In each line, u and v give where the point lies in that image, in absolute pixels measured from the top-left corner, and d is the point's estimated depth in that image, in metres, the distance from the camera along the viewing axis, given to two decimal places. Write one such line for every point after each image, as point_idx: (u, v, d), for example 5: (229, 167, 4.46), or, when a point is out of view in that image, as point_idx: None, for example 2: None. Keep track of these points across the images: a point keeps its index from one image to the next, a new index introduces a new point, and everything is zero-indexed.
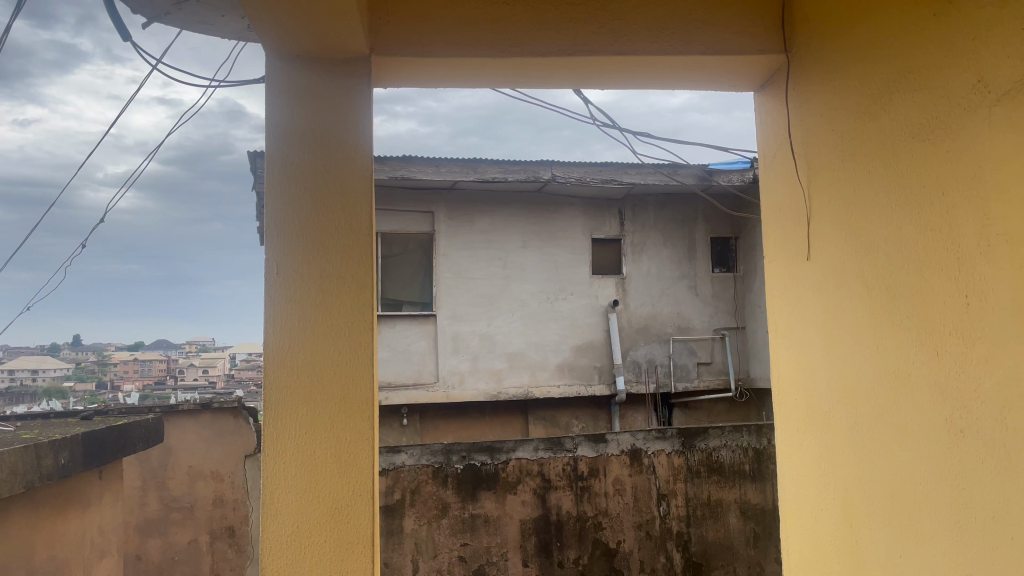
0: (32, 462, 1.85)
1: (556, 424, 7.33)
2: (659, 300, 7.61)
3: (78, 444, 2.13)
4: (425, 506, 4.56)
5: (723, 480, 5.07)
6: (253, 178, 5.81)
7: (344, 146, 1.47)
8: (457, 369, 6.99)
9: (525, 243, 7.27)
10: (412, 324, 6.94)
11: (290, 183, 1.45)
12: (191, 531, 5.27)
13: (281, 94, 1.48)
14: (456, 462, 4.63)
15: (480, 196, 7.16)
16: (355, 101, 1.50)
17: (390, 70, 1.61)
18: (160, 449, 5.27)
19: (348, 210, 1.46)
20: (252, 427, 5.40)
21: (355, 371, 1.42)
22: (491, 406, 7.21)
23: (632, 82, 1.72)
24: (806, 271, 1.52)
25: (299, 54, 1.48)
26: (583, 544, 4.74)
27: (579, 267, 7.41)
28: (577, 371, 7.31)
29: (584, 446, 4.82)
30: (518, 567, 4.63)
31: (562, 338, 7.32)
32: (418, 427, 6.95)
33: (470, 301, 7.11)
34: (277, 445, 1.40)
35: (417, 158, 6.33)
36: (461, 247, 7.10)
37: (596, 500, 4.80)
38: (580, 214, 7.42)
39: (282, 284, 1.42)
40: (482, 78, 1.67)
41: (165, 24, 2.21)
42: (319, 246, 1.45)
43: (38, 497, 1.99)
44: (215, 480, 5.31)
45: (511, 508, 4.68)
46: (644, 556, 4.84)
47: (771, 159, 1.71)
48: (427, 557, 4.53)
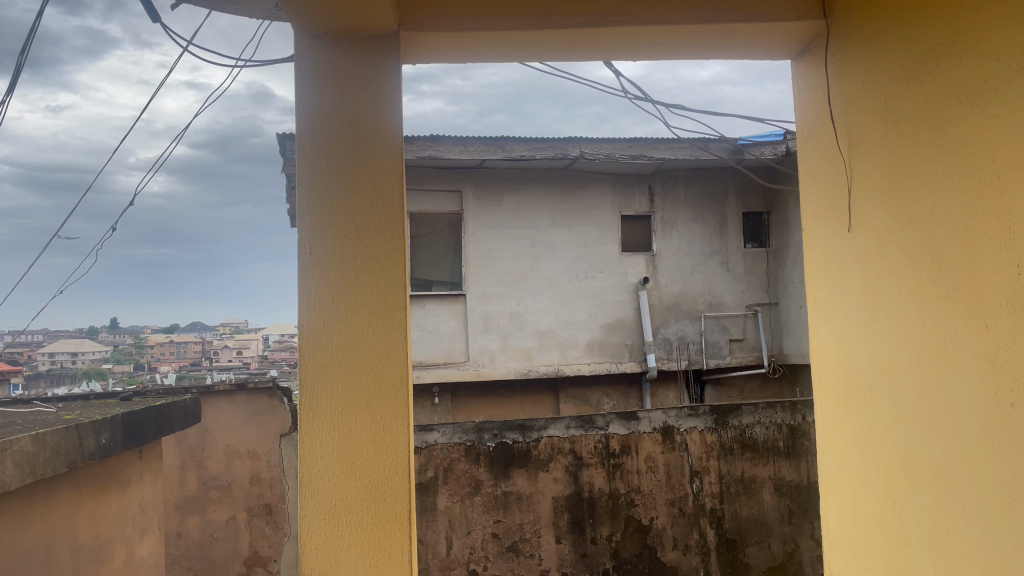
0: (74, 443, 1.88)
1: (587, 402, 7.32)
2: (690, 277, 7.54)
3: (118, 424, 2.16)
4: (458, 484, 4.61)
5: (757, 457, 5.02)
6: (283, 161, 5.83)
7: (374, 123, 1.46)
8: (487, 348, 7.01)
9: (554, 221, 7.24)
10: (442, 303, 6.96)
11: (320, 160, 1.45)
12: (228, 510, 5.37)
13: (310, 73, 1.47)
14: (487, 441, 4.66)
15: (508, 174, 7.13)
16: (384, 77, 1.48)
17: (417, 46, 1.59)
18: (197, 429, 5.36)
19: (379, 188, 1.45)
20: (286, 407, 5.47)
21: (389, 350, 1.42)
22: (521, 385, 7.22)
23: (665, 53, 1.69)
24: (848, 243, 1.49)
25: (326, 32, 1.47)
26: (616, 520, 4.75)
27: (609, 244, 7.35)
28: (607, 349, 7.29)
29: (615, 424, 4.81)
30: (551, 543, 4.66)
31: (592, 316, 7.29)
32: (449, 406, 7.01)
33: (499, 280, 7.11)
34: (313, 424, 1.40)
35: (444, 137, 6.32)
36: (490, 226, 7.09)
37: (628, 477, 4.80)
38: (610, 190, 7.35)
39: (314, 263, 1.42)
40: (510, 52, 1.65)
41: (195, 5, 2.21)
42: (350, 225, 1.44)
43: (80, 477, 2.03)
44: (252, 459, 5.40)
45: (543, 485, 4.69)
46: (677, 533, 4.83)
47: (810, 128, 1.67)
48: (461, 534, 4.58)
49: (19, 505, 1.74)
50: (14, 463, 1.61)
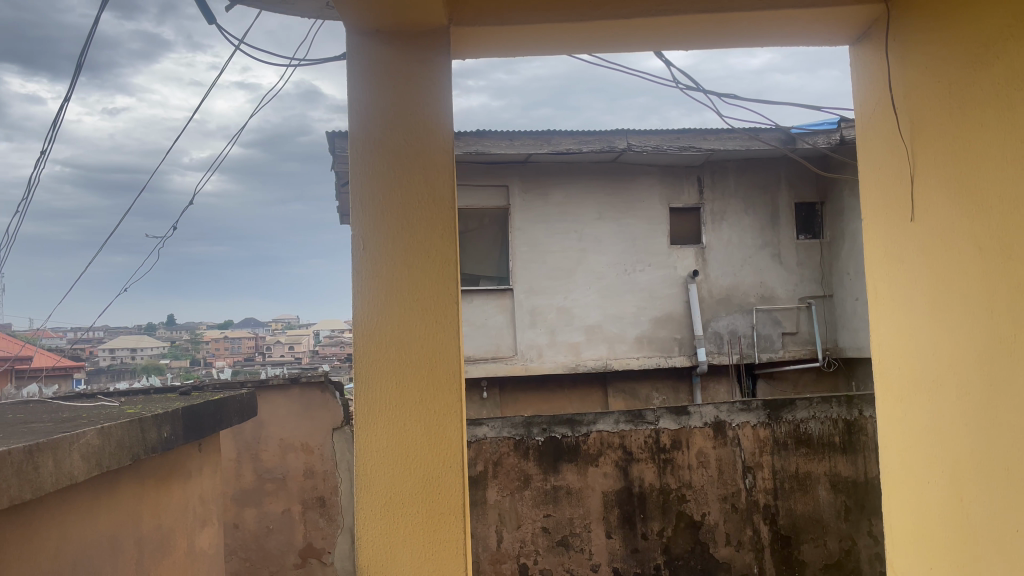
0: (137, 436, 1.93)
1: (636, 396, 7.26)
2: (741, 270, 7.42)
3: (179, 418, 2.22)
4: (507, 478, 4.63)
5: (811, 452, 4.91)
6: (332, 158, 5.90)
7: (424, 120, 1.47)
8: (535, 342, 7.01)
9: (601, 215, 7.21)
10: (489, 298, 6.97)
11: (372, 157, 1.46)
12: (283, 502, 5.47)
13: (361, 72, 1.48)
14: (537, 435, 4.67)
15: (555, 168, 7.11)
16: (435, 74, 1.49)
17: (467, 41, 1.60)
18: (253, 423, 5.48)
19: (431, 184, 1.46)
20: (338, 401, 5.56)
21: (442, 345, 1.43)
22: (569, 379, 7.20)
23: (717, 42, 1.66)
24: (910, 233, 1.44)
25: (377, 30, 1.48)
26: (667, 516, 4.72)
27: (658, 237, 7.28)
28: (656, 343, 7.22)
29: (665, 419, 4.76)
30: (601, 538, 4.65)
31: (640, 309, 7.23)
32: (497, 400, 7.03)
33: (547, 274, 7.11)
34: (368, 418, 1.42)
35: (490, 132, 6.34)
36: (537, 220, 7.09)
37: (679, 473, 4.76)
38: (658, 182, 7.28)
39: (367, 260, 1.44)
40: (560, 45, 1.64)
41: (247, 6, 2.25)
42: (402, 221, 1.45)
43: (143, 469, 2.08)
44: (305, 452, 5.49)
45: (593, 480, 4.68)
46: (730, 529, 4.77)
47: (869, 115, 1.62)
48: (511, 527, 4.60)
49: (87, 497, 1.80)
50: (81, 456, 1.65)
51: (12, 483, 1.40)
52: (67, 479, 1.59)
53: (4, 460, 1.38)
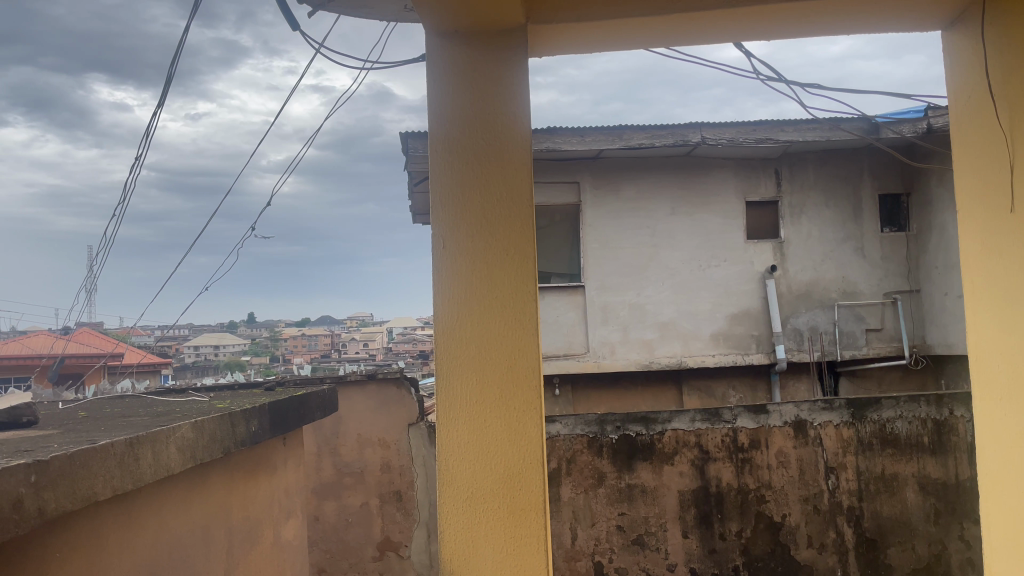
0: (228, 431, 2.00)
1: (712, 394, 7.13)
2: (821, 265, 7.21)
3: (265, 413, 2.29)
4: (581, 475, 4.62)
5: (898, 453, 4.73)
6: (405, 158, 5.98)
7: (502, 120, 1.48)
8: (608, 339, 6.97)
9: (675, 210, 7.11)
10: (561, 295, 6.96)
11: (451, 157, 1.48)
12: (362, 495, 5.60)
13: (440, 74, 1.50)
14: (610, 433, 4.63)
15: (627, 163, 7.06)
16: (513, 73, 1.49)
17: (545, 39, 1.61)
18: (331, 418, 5.63)
19: (510, 181, 1.46)
20: (413, 397, 5.66)
21: (521, 341, 1.44)
22: (643, 377, 7.12)
23: (797, 32, 1.63)
24: (1010, 225, 1.38)
25: (456, 31, 1.50)
26: (745, 516, 4.63)
27: (734, 232, 7.13)
28: (733, 339, 7.08)
29: (743, 417, 4.66)
30: (677, 537, 4.59)
31: (716, 306, 7.10)
32: (570, 397, 7.02)
33: (619, 271, 7.05)
34: (449, 414, 1.44)
35: (561, 129, 6.34)
36: (609, 217, 7.04)
37: (758, 472, 4.65)
38: (734, 176, 7.14)
39: (447, 259, 1.45)
40: (636, 39, 1.63)
41: (328, 11, 2.32)
42: (482, 220, 1.46)
43: (233, 461, 2.16)
44: (382, 447, 5.60)
45: (668, 479, 4.62)
46: (812, 531, 4.65)
47: (962, 100, 1.55)
48: (585, 525, 4.59)
49: (182, 487, 1.88)
50: (177, 448, 1.72)
51: (116, 474, 1.47)
52: (165, 471, 1.66)
53: (108, 452, 1.45)
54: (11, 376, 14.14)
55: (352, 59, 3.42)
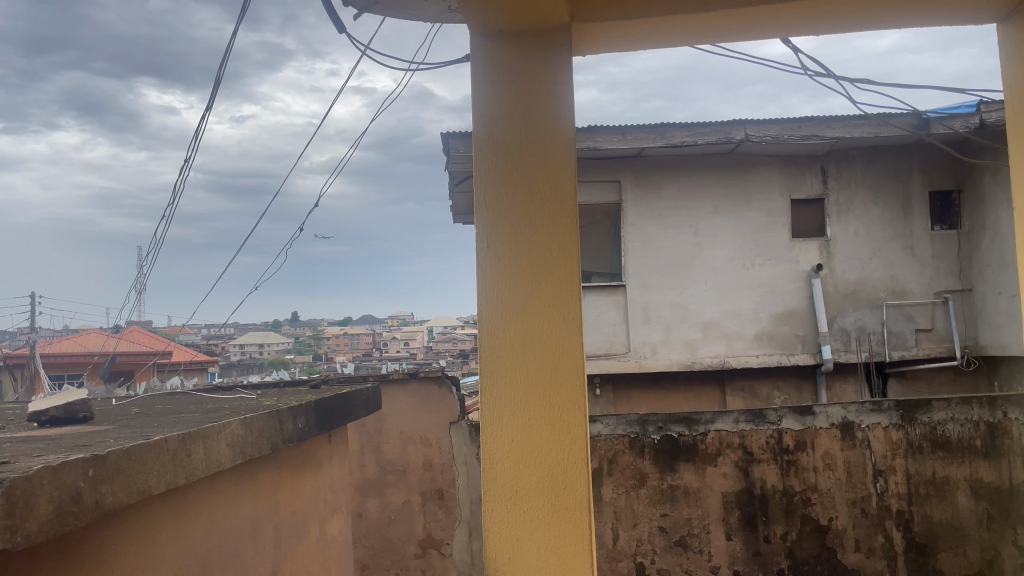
0: (275, 427, 2.04)
1: (756, 395, 7.03)
2: (869, 264, 7.07)
3: (312, 410, 2.32)
4: (623, 475, 4.59)
5: (949, 456, 4.62)
6: (446, 158, 6.01)
7: (546, 118, 1.48)
8: (649, 339, 6.93)
9: (718, 208, 7.03)
10: (602, 295, 6.94)
11: (496, 156, 1.48)
12: (404, 493, 5.65)
13: (484, 74, 1.51)
14: (653, 433, 4.60)
15: (669, 161, 7.00)
16: (556, 72, 1.49)
17: (589, 38, 1.62)
18: (374, 416, 5.69)
19: (554, 180, 1.46)
20: (455, 396, 5.69)
21: (565, 341, 1.43)
22: (685, 377, 7.06)
23: (845, 25, 1.62)
24: None
25: (500, 31, 1.50)
26: (791, 519, 4.56)
27: (778, 230, 7.03)
28: (778, 339, 6.97)
29: (789, 418, 4.59)
30: (721, 539, 4.55)
31: (760, 305, 7.01)
32: (611, 397, 6.98)
33: (661, 270, 7.00)
34: (493, 413, 1.45)
35: (602, 128, 6.33)
36: (650, 215, 7.00)
37: (804, 475, 4.58)
38: (779, 173, 7.03)
39: (491, 258, 1.46)
40: (681, 36, 1.64)
41: (374, 13, 2.36)
42: (526, 218, 1.46)
43: (281, 458, 2.20)
44: (424, 445, 5.65)
45: (711, 480, 4.57)
46: (859, 534, 4.57)
47: (1017, 94, 1.51)
48: (627, 526, 4.57)
49: (232, 481, 1.91)
50: (228, 444, 1.76)
51: (170, 468, 1.51)
52: (216, 466, 1.70)
53: (161, 447, 1.49)
54: (65, 373, 14.59)
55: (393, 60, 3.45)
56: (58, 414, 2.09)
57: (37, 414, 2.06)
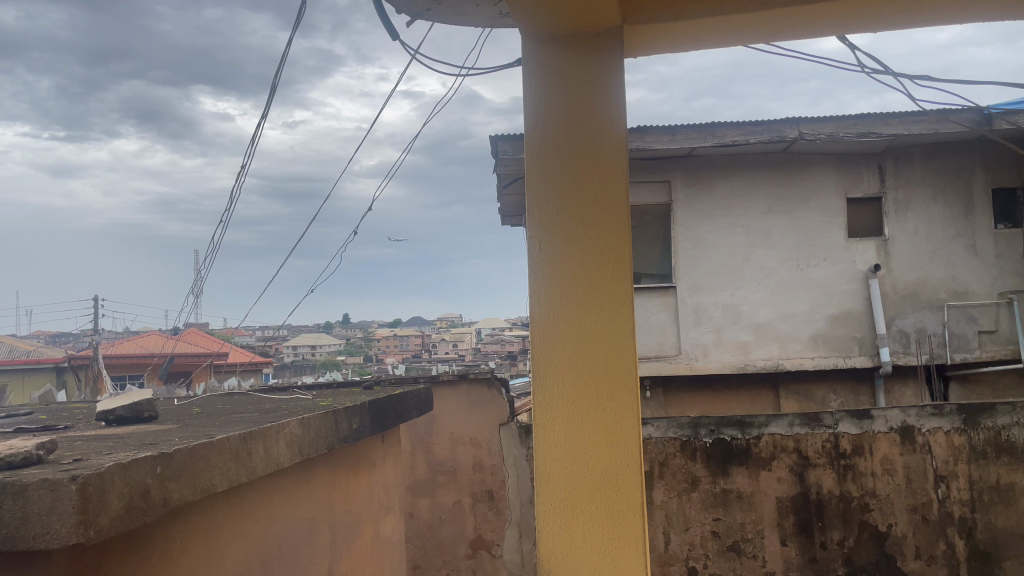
0: (331, 427, 2.08)
1: (811, 398, 6.88)
2: (929, 264, 6.88)
3: (366, 411, 2.36)
4: (674, 479, 4.55)
5: (1015, 462, 4.46)
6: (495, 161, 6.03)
7: (598, 121, 1.48)
8: (700, 341, 6.85)
9: (771, 208, 6.91)
10: (652, 296, 6.89)
11: (547, 158, 1.49)
12: (454, 494, 5.69)
13: (535, 78, 1.52)
14: (704, 436, 4.54)
15: (720, 161, 6.92)
16: (608, 74, 1.49)
17: (640, 40, 1.62)
18: (425, 417, 5.74)
19: (605, 181, 1.46)
20: (505, 398, 5.72)
21: (617, 343, 1.43)
22: (737, 380, 6.95)
23: (904, 20, 1.60)
24: None
25: (552, 35, 1.51)
26: (848, 525, 4.46)
27: (834, 230, 6.88)
28: (834, 341, 6.83)
29: (845, 422, 4.50)
30: (776, 545, 4.47)
31: (815, 307, 6.87)
32: (661, 400, 6.88)
33: (713, 271, 6.92)
34: (546, 415, 1.46)
35: (652, 128, 6.29)
36: (701, 215, 6.92)
37: (862, 480, 4.48)
38: (834, 172, 6.89)
39: (543, 260, 1.47)
40: (736, 36, 1.63)
41: (425, 20, 2.38)
42: (577, 220, 1.47)
43: (337, 458, 2.25)
44: (474, 446, 5.68)
45: (766, 485, 4.50)
46: (919, 541, 4.45)
47: None
48: (679, 530, 4.53)
49: (290, 480, 1.96)
50: (287, 443, 1.80)
51: (232, 467, 1.55)
52: (276, 465, 1.74)
53: (224, 446, 1.53)
54: (126, 373, 15.08)
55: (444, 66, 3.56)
56: (124, 414, 2.17)
57: (105, 413, 2.15)
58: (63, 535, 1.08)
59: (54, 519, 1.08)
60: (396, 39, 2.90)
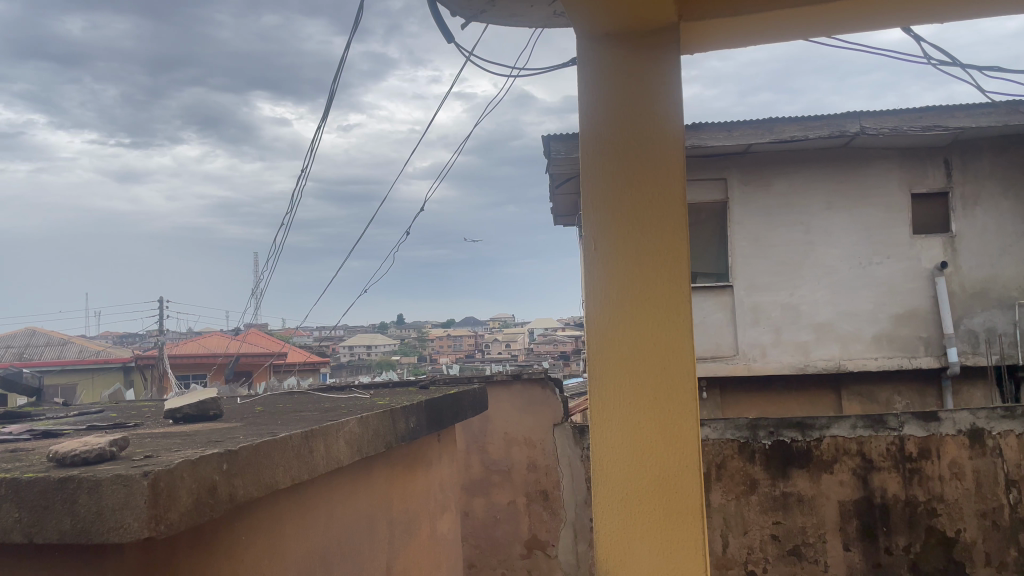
0: (389, 426, 2.10)
1: (874, 400, 6.70)
2: (999, 261, 6.61)
3: (422, 410, 2.39)
4: (732, 481, 4.48)
5: None
6: (548, 161, 6.02)
7: (655, 120, 1.47)
8: (758, 341, 6.72)
9: (831, 205, 6.75)
10: (708, 295, 6.79)
11: (603, 158, 1.48)
12: (509, 493, 5.70)
13: (591, 78, 1.51)
14: (763, 438, 4.46)
15: (777, 157, 6.79)
16: (665, 72, 1.48)
17: (696, 37, 1.60)
18: (480, 417, 5.77)
19: (661, 180, 1.45)
20: (559, 398, 5.70)
21: (673, 344, 1.42)
22: (797, 381, 6.81)
23: (974, 7, 1.55)
24: None
25: (607, 33, 1.51)
26: (914, 530, 4.33)
27: (897, 226, 6.69)
28: (898, 341, 6.63)
29: (911, 425, 4.36)
30: (838, 550, 4.36)
31: (878, 306, 6.69)
32: (718, 401, 6.79)
33: (771, 269, 6.78)
34: (602, 414, 1.45)
35: (708, 125, 6.20)
36: (759, 213, 6.80)
37: (928, 484, 4.34)
38: (897, 167, 6.70)
39: (598, 260, 1.47)
40: (793, 31, 1.61)
41: (480, 22, 2.40)
42: (633, 219, 1.46)
43: (394, 456, 2.27)
44: (529, 446, 5.69)
45: (827, 488, 4.40)
46: (991, 548, 4.29)
47: None
48: (737, 533, 4.46)
49: (349, 479, 1.99)
50: (346, 442, 1.83)
51: (294, 463, 1.58)
52: (336, 463, 1.77)
53: (287, 444, 1.56)
54: (190, 373, 15.52)
55: (496, 65, 3.60)
56: (191, 412, 2.23)
57: (173, 410, 2.22)
58: (134, 530, 1.11)
59: (127, 514, 1.12)
60: (452, 42, 2.93)
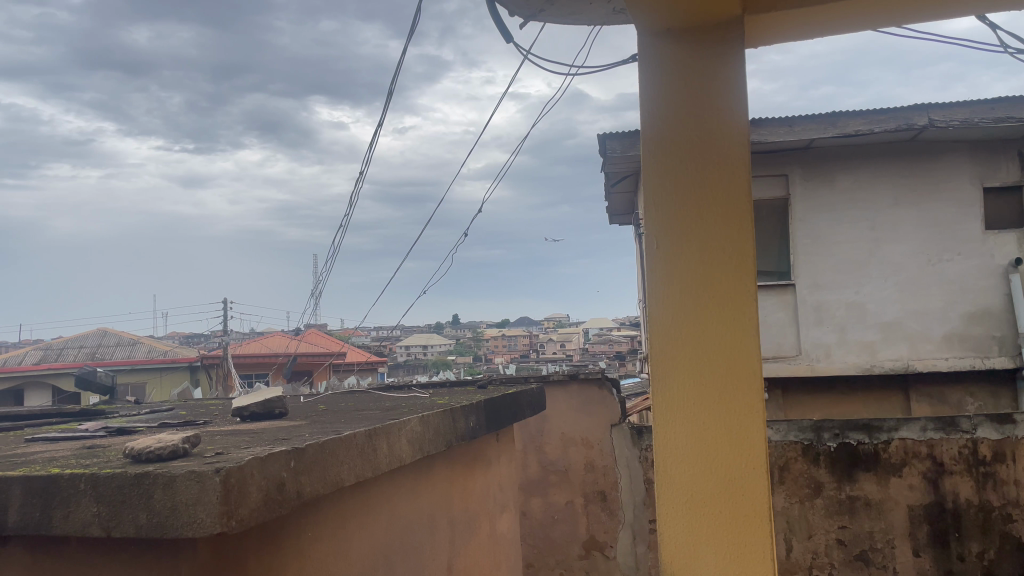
0: (449, 425, 2.12)
1: (944, 402, 6.47)
2: None
3: (481, 409, 2.39)
4: (796, 484, 4.36)
5: None
6: (604, 159, 5.97)
7: (720, 115, 1.44)
8: (822, 341, 6.56)
9: (897, 200, 6.56)
10: (769, 294, 6.65)
11: (665, 155, 1.47)
12: (567, 493, 5.68)
13: (653, 74, 1.49)
14: (828, 440, 4.32)
15: (841, 152, 6.61)
16: (730, 68, 1.45)
17: (762, 29, 1.57)
18: (537, 417, 5.77)
19: (726, 177, 1.42)
20: (616, 398, 5.66)
21: (739, 343, 1.39)
22: (863, 382, 6.62)
23: None
24: None
25: (670, 29, 1.49)
26: (988, 536, 4.19)
27: (968, 222, 6.47)
28: (970, 341, 6.41)
29: (985, 427, 4.21)
30: (908, 556, 4.25)
31: (949, 304, 6.47)
32: (780, 402, 6.65)
33: (835, 267, 6.61)
34: (666, 415, 1.43)
35: (768, 120, 6.07)
36: (821, 210, 6.63)
37: (1003, 489, 4.18)
38: (969, 160, 6.47)
39: (661, 258, 1.45)
40: (864, 21, 1.56)
41: (539, 20, 2.38)
42: (697, 215, 1.43)
43: (454, 456, 2.29)
44: (586, 446, 5.66)
45: (896, 492, 4.27)
46: None
47: None
48: (802, 537, 4.35)
49: (410, 477, 2.00)
50: (408, 441, 1.85)
51: (358, 462, 1.60)
52: (399, 461, 1.78)
53: (350, 442, 1.58)
54: (253, 372, 15.92)
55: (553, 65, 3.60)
56: (257, 410, 2.28)
57: (240, 409, 2.27)
58: (208, 525, 1.14)
59: (200, 509, 1.15)
60: (510, 40, 2.93)
